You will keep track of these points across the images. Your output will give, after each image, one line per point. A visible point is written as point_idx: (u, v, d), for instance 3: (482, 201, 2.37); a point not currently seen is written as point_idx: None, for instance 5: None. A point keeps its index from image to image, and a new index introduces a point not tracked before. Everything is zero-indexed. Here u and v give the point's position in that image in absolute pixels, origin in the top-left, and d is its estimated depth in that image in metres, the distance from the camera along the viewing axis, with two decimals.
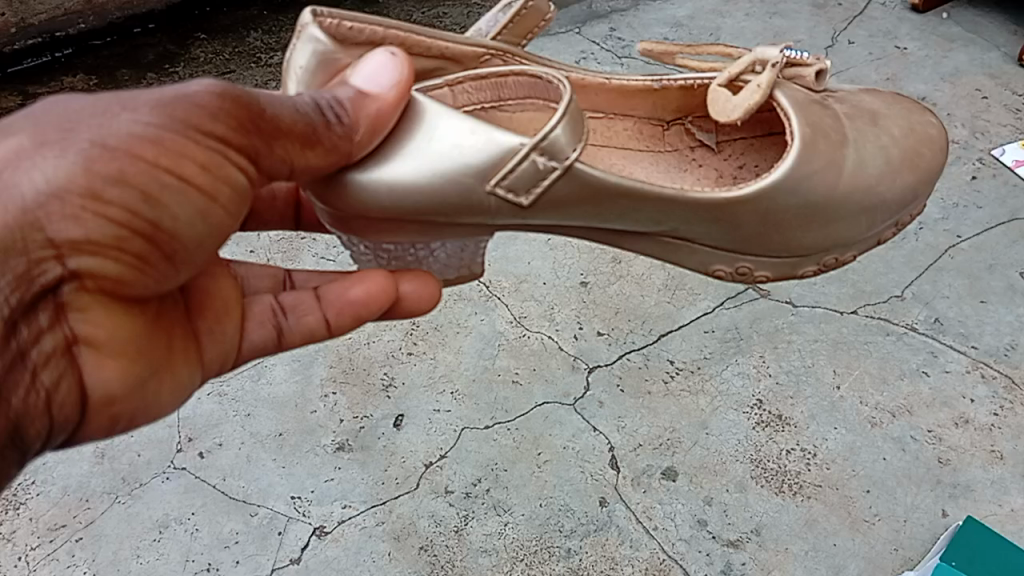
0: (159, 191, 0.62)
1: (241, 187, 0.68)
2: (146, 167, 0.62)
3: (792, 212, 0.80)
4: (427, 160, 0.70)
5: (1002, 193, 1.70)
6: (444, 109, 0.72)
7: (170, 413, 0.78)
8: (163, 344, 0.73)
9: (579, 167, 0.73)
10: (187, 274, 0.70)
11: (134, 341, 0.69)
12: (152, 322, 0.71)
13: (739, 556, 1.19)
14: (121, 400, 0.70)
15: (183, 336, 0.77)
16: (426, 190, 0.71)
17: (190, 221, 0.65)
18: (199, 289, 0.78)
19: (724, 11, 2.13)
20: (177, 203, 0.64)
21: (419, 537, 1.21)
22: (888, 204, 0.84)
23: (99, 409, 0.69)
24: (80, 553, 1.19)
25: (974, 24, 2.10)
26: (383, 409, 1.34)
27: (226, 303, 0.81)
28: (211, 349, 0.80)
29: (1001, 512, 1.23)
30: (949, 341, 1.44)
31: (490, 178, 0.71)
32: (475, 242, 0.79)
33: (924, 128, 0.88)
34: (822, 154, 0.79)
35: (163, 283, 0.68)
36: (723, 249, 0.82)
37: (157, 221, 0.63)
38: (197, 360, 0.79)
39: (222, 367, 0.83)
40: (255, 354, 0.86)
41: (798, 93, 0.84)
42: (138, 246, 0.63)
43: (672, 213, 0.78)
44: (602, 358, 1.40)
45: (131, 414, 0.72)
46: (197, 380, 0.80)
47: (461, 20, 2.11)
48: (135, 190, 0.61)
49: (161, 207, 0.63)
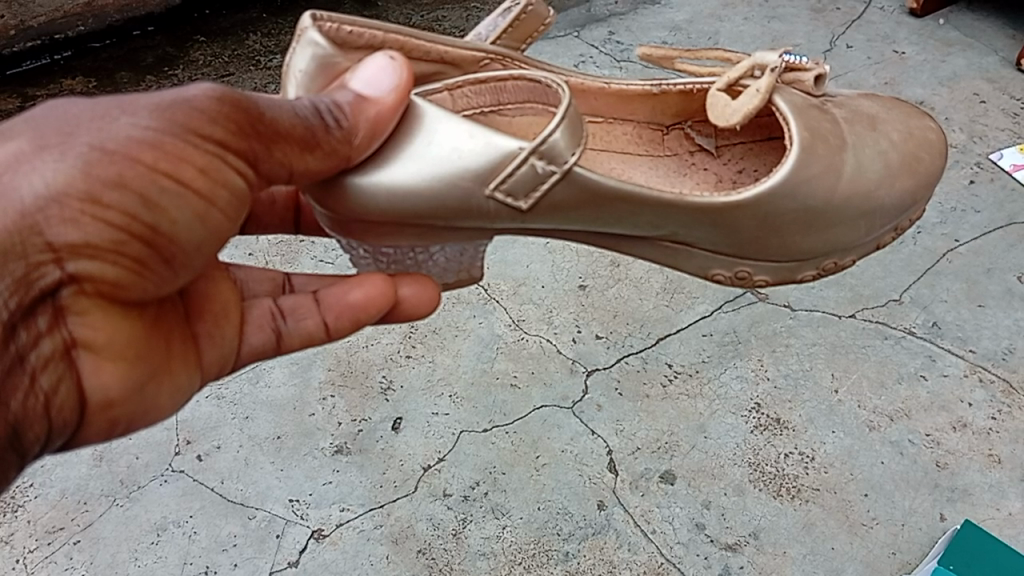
0: (157, 195, 0.62)
1: (241, 191, 0.68)
2: (145, 171, 0.62)
3: (791, 217, 0.80)
4: (427, 164, 0.70)
5: (1000, 197, 1.70)
6: (444, 113, 0.72)
7: (169, 416, 0.78)
8: (161, 348, 0.73)
9: (578, 171, 0.73)
10: (186, 277, 0.69)
11: (133, 345, 0.69)
12: (151, 326, 0.71)
13: (737, 560, 1.19)
14: (120, 403, 0.70)
15: (182, 340, 0.77)
16: (426, 193, 0.71)
17: (189, 225, 0.65)
18: (197, 293, 0.78)
19: (723, 15, 2.14)
20: (176, 207, 0.64)
21: (417, 540, 1.21)
22: (887, 209, 0.84)
23: (98, 413, 0.69)
24: (78, 555, 1.19)
25: (972, 28, 2.11)
26: (382, 413, 1.34)
27: (225, 306, 0.81)
28: (210, 353, 0.80)
29: (999, 515, 1.23)
30: (947, 345, 1.44)
31: (489, 182, 0.71)
32: (475, 246, 0.80)
33: (923, 133, 0.89)
34: (821, 158, 0.80)
35: (161, 287, 0.68)
36: (722, 253, 0.82)
37: (156, 225, 0.63)
38: (195, 364, 0.79)
39: (221, 370, 0.83)
40: (254, 358, 0.85)
41: (797, 97, 0.84)
42: (137, 249, 0.63)
43: (671, 218, 0.79)
44: (601, 361, 1.40)
45: (129, 418, 0.72)
46: (196, 384, 0.80)
47: (460, 24, 2.12)
48: (134, 193, 0.61)
49: (160, 211, 0.63)
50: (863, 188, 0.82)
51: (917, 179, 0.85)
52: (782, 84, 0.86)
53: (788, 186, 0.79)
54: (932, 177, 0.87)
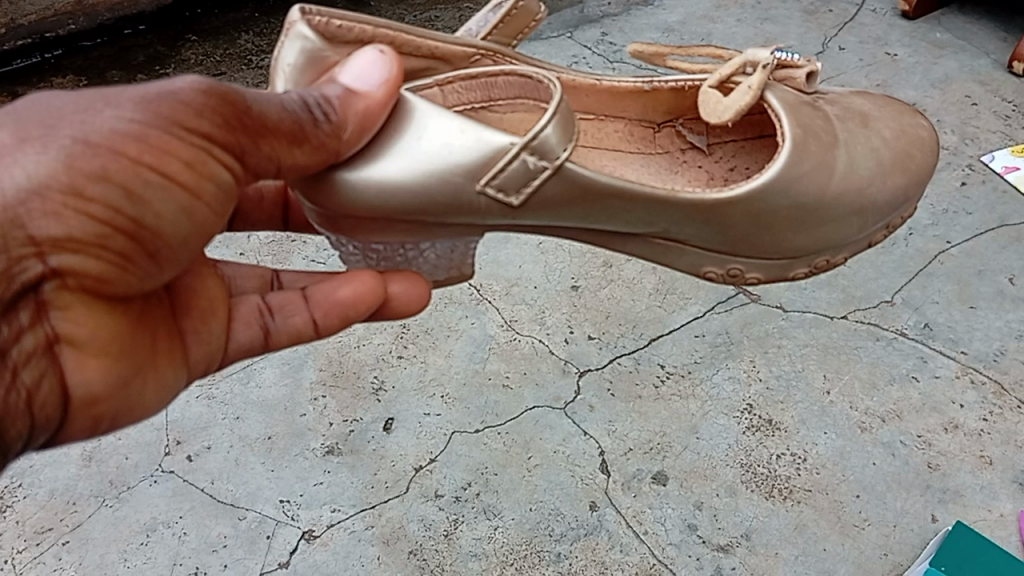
0: (142, 188, 0.62)
1: (227, 185, 0.68)
2: (129, 164, 0.61)
3: (782, 213, 0.80)
4: (417, 159, 0.70)
5: (991, 199, 1.70)
6: (434, 108, 0.72)
7: (155, 413, 0.77)
8: (147, 343, 0.73)
9: (569, 167, 0.73)
10: (172, 272, 0.69)
11: (117, 340, 0.68)
12: (136, 320, 0.71)
13: (729, 561, 1.19)
14: (104, 399, 0.70)
15: (168, 335, 0.76)
16: (416, 189, 0.70)
17: (174, 219, 0.65)
18: (183, 289, 0.78)
19: (716, 17, 2.14)
20: (161, 201, 0.63)
21: (408, 542, 1.20)
22: (879, 206, 0.84)
23: (82, 409, 0.69)
24: (66, 556, 1.18)
25: (963, 31, 2.12)
26: (373, 413, 1.33)
27: (212, 302, 0.81)
28: (196, 350, 0.80)
29: (990, 517, 1.24)
30: (938, 346, 1.44)
31: (480, 177, 0.71)
32: (465, 242, 0.79)
33: (915, 130, 0.89)
34: (813, 155, 0.80)
35: (147, 281, 0.67)
36: (713, 250, 0.82)
37: (142, 219, 0.63)
38: (181, 361, 0.78)
39: (208, 366, 0.83)
40: (241, 354, 0.85)
41: (789, 94, 0.84)
42: (121, 243, 0.63)
43: (663, 214, 0.78)
44: (593, 362, 1.40)
45: (114, 414, 0.72)
46: (182, 380, 0.79)
47: (453, 24, 2.11)
48: (119, 186, 0.61)
49: (145, 205, 0.63)
50: (855, 185, 0.82)
51: (909, 177, 0.85)
52: (773, 80, 0.85)
53: (779, 181, 0.78)
54: (923, 175, 0.87)
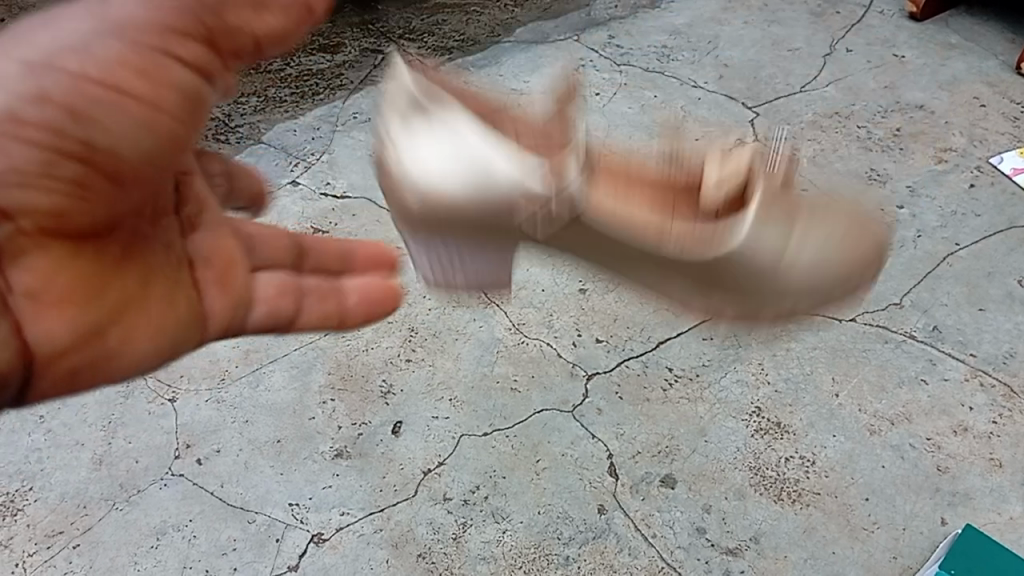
0: (87, 105, 0.56)
1: (197, 86, 0.60)
2: (71, 80, 0.56)
3: (743, 279, 0.83)
4: (472, 182, 0.82)
5: (1000, 201, 1.70)
6: (479, 133, 0.83)
7: (153, 367, 0.71)
8: (133, 284, 0.67)
9: (598, 208, 0.82)
10: (136, 189, 0.63)
11: (83, 282, 0.63)
12: (110, 265, 0.65)
13: (738, 564, 1.19)
14: (84, 343, 0.65)
15: (162, 279, 0.69)
16: (470, 208, 0.83)
17: (130, 133, 0.59)
18: (177, 225, 0.71)
19: (724, 19, 2.14)
20: (110, 115, 0.57)
21: (418, 545, 1.20)
22: (816, 301, 0.85)
23: (63, 362, 0.64)
24: (77, 559, 1.19)
25: (972, 32, 2.11)
26: (381, 417, 1.34)
27: (207, 246, 0.74)
28: (217, 302, 0.74)
29: (1001, 520, 1.23)
30: (948, 349, 1.44)
31: (529, 206, 0.82)
32: (500, 257, 0.91)
33: (871, 230, 0.86)
34: (772, 232, 0.81)
35: (107, 208, 0.62)
36: (687, 296, 0.88)
37: (89, 136, 0.57)
38: (193, 315, 0.72)
39: (225, 324, 0.75)
40: (265, 305, 0.77)
41: (766, 174, 0.82)
42: (75, 169, 0.58)
43: (645, 263, 0.85)
44: (601, 365, 1.40)
45: (97, 366, 0.66)
46: (185, 331, 0.72)
47: (460, 27, 2.12)
48: (57, 107, 0.56)
49: (92, 121, 0.57)
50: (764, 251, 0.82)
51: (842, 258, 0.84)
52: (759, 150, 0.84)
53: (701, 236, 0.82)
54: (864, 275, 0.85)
